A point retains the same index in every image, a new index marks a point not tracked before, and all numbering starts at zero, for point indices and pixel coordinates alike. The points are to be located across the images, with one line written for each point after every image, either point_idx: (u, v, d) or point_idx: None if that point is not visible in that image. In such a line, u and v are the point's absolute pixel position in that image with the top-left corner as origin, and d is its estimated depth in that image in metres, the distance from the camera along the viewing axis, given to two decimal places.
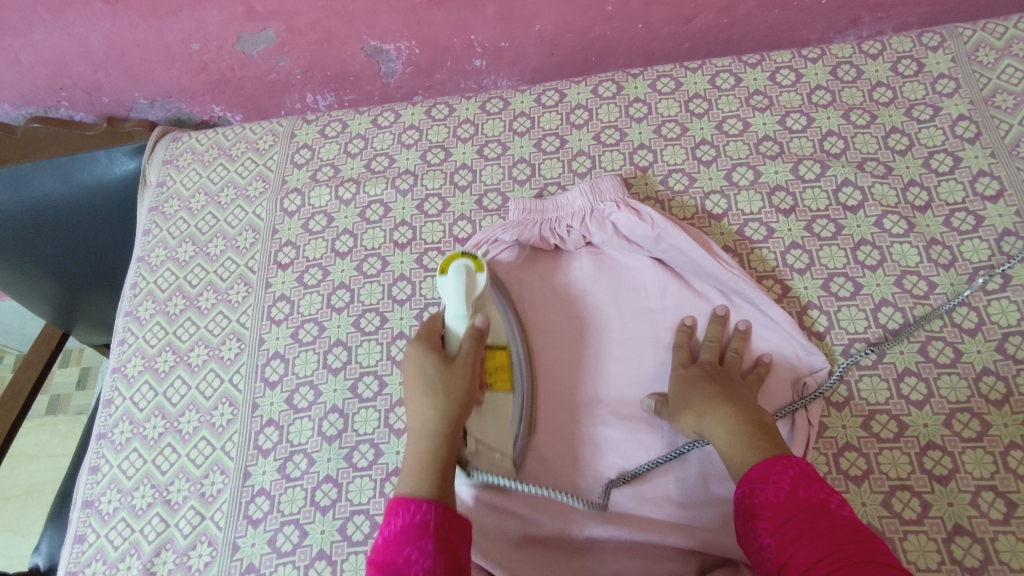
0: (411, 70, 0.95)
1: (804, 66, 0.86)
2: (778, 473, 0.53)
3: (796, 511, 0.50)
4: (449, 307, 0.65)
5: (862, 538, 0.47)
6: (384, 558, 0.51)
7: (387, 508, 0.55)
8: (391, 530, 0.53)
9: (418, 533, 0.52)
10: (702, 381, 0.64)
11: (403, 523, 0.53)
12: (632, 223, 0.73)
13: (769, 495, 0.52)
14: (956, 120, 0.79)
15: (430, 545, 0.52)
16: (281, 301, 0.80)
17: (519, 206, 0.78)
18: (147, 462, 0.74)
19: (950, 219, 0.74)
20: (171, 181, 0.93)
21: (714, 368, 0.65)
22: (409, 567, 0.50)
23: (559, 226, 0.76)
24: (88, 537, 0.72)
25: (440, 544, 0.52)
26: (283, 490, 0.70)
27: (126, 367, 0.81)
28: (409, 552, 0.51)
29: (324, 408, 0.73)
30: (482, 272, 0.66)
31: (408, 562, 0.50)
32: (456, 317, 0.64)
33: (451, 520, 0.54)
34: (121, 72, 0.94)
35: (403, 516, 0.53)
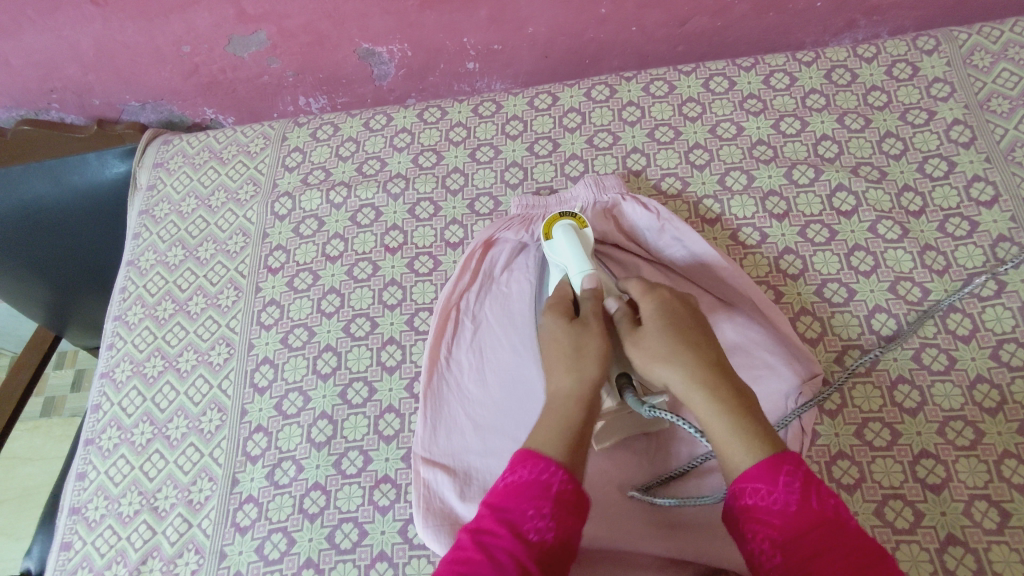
0: (403, 73, 0.95)
1: (798, 70, 0.85)
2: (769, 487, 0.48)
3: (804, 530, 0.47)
4: (571, 264, 0.65)
5: (875, 562, 0.45)
6: (504, 503, 0.51)
7: (514, 454, 0.54)
8: (516, 478, 0.52)
9: (542, 491, 0.50)
10: (660, 348, 0.55)
11: (529, 476, 0.51)
12: (638, 213, 0.74)
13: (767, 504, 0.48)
14: (951, 124, 0.78)
15: (547, 508, 0.50)
16: (270, 306, 0.80)
17: (521, 203, 0.78)
18: (134, 468, 0.74)
19: (944, 225, 0.73)
20: (162, 184, 0.92)
21: (667, 325, 0.57)
22: (524, 522, 0.49)
23: None
24: (74, 544, 0.71)
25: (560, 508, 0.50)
26: (272, 497, 0.69)
27: (114, 373, 0.81)
28: (528, 506, 0.50)
29: (313, 414, 0.73)
30: (586, 228, 0.69)
31: (526, 517, 0.49)
32: (581, 269, 0.64)
33: (580, 493, 0.51)
34: (112, 74, 0.94)
35: (529, 470, 0.52)
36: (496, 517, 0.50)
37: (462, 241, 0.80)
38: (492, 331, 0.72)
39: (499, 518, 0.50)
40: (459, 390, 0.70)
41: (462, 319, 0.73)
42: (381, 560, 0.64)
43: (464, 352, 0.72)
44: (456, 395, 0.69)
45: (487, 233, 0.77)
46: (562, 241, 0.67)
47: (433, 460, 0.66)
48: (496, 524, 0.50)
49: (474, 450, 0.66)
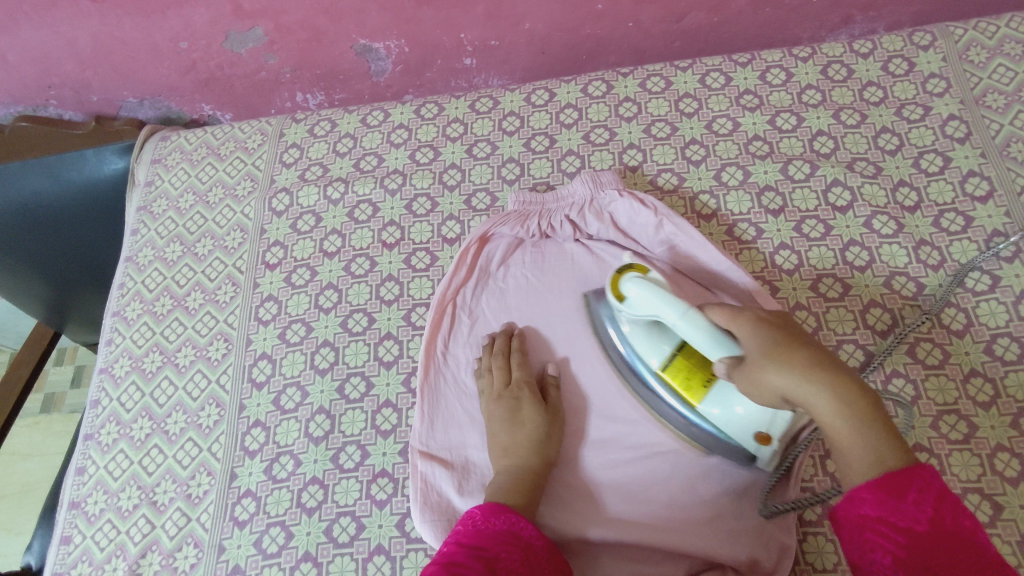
0: (400, 69, 0.95)
1: (794, 65, 0.85)
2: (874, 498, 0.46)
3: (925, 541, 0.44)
4: (666, 313, 0.57)
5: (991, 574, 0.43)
6: (473, 543, 0.52)
7: (482, 507, 0.56)
8: (489, 527, 0.54)
9: (511, 540, 0.53)
10: (761, 362, 0.50)
11: (501, 526, 0.54)
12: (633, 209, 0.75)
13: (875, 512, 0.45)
14: (947, 120, 0.78)
15: (516, 552, 0.52)
16: (268, 302, 0.80)
17: (518, 198, 0.79)
18: (133, 463, 0.74)
19: (939, 220, 0.73)
20: (159, 180, 0.92)
21: (767, 334, 0.50)
22: (499, 559, 0.51)
23: (556, 215, 0.77)
24: (74, 538, 0.71)
25: (526, 557, 0.52)
26: (270, 492, 0.70)
27: (113, 368, 0.81)
28: (500, 548, 0.52)
29: (311, 409, 0.73)
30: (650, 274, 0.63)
31: (497, 556, 0.51)
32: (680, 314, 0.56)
33: (547, 548, 0.54)
34: (110, 71, 0.94)
35: (501, 521, 0.54)
36: (468, 551, 0.51)
37: (459, 237, 0.81)
38: (490, 326, 0.73)
39: (472, 553, 0.51)
40: (457, 385, 0.70)
41: (459, 314, 0.74)
42: (378, 554, 0.65)
43: (461, 347, 0.72)
44: (454, 389, 0.70)
45: (484, 228, 0.77)
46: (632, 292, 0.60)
47: (431, 453, 0.67)
48: (468, 557, 0.50)
49: (473, 444, 0.67)
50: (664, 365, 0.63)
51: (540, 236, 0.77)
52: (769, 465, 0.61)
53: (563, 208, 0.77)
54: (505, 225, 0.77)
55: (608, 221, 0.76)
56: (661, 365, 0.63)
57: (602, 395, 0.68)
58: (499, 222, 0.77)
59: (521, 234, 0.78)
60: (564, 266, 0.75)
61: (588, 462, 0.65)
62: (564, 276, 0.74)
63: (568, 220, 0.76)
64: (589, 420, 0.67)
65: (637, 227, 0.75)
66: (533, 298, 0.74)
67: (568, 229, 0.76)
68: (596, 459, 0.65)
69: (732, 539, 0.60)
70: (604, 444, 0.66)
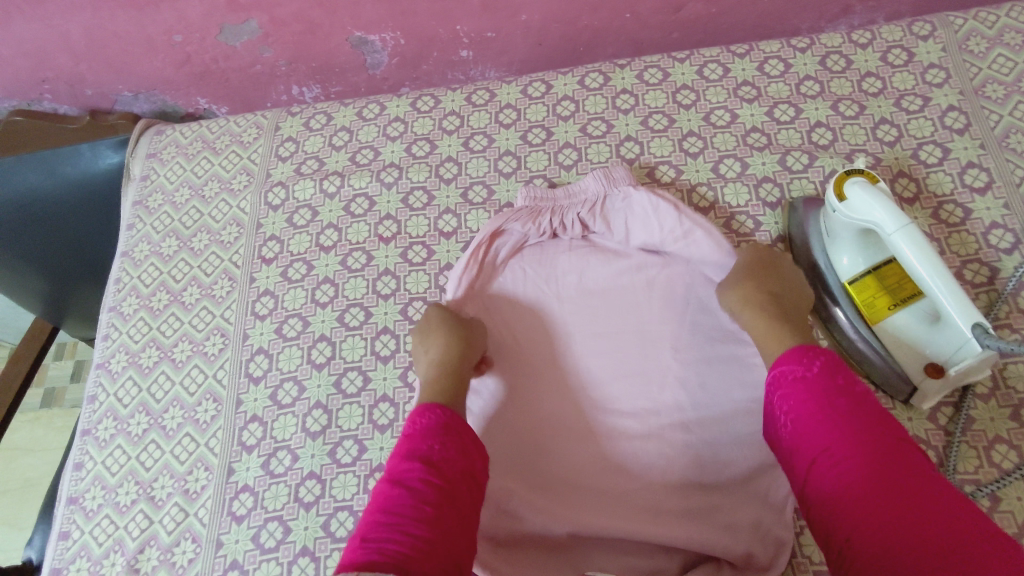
0: (396, 61, 0.94)
1: (793, 56, 0.85)
2: (812, 357, 0.55)
3: (801, 463, 0.52)
4: (896, 219, 0.59)
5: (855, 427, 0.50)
6: (407, 448, 0.56)
7: (412, 412, 0.60)
8: (415, 427, 0.58)
9: (439, 430, 0.57)
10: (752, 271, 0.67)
11: (427, 423, 0.58)
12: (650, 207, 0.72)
13: (800, 388, 0.54)
14: (946, 111, 0.78)
15: (449, 441, 0.56)
16: (265, 296, 0.80)
17: (529, 193, 0.75)
18: (131, 458, 0.74)
19: (938, 211, 0.73)
20: (155, 174, 0.92)
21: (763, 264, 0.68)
22: (432, 452, 0.55)
23: (569, 214, 0.74)
24: (72, 533, 0.71)
25: (454, 440, 0.57)
26: (267, 486, 0.70)
27: (110, 363, 0.81)
28: (429, 442, 0.56)
29: (308, 404, 0.73)
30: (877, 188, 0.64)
31: (431, 450, 0.55)
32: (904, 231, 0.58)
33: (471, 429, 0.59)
34: (104, 64, 0.93)
35: (427, 418, 0.58)
36: (404, 457, 0.55)
37: (456, 231, 0.80)
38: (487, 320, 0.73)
39: (409, 458, 0.55)
40: None
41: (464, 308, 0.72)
42: None
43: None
44: None
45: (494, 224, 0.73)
46: (865, 195, 0.61)
47: None
48: (406, 462, 0.54)
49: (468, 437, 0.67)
50: (852, 280, 0.65)
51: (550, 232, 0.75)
52: (926, 402, 0.63)
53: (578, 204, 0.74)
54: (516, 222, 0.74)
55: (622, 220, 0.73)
56: (849, 278, 0.66)
57: (603, 387, 0.68)
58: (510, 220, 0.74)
59: (529, 233, 0.75)
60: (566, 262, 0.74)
61: (585, 453, 0.65)
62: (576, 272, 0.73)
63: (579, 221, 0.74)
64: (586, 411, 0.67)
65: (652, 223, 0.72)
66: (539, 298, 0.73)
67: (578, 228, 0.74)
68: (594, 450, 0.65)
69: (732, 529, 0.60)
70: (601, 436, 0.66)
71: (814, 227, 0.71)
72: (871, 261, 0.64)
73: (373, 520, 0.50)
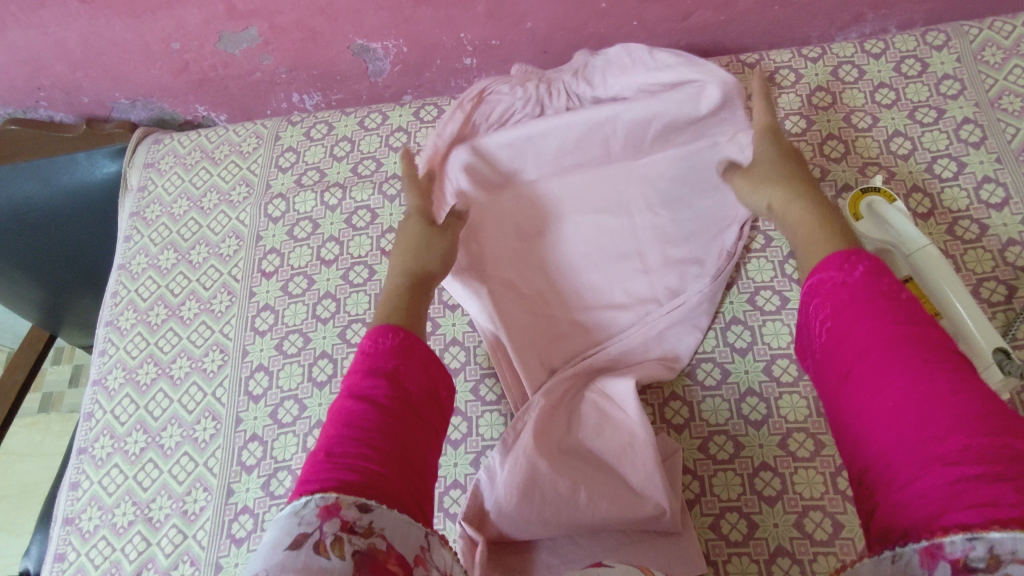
0: (399, 69, 0.92)
1: (804, 66, 0.83)
2: (855, 261, 0.51)
3: (833, 378, 0.49)
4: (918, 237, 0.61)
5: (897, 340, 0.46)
6: (368, 364, 0.53)
7: (371, 333, 0.56)
8: (375, 345, 0.55)
9: (405, 353, 0.55)
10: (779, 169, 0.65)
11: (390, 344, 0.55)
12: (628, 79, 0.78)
13: (840, 291, 0.50)
14: (961, 123, 0.76)
15: (412, 363, 0.55)
16: (265, 311, 0.78)
17: (521, 70, 0.82)
18: (128, 478, 0.72)
19: (953, 228, 0.71)
20: (152, 185, 0.90)
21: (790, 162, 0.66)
22: (397, 373, 0.53)
23: (555, 88, 0.80)
24: (68, 556, 0.70)
25: (417, 361, 0.55)
26: (268, 508, 0.68)
27: (107, 380, 0.79)
28: (395, 363, 0.54)
29: (309, 423, 0.71)
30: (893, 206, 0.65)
31: (397, 371, 0.53)
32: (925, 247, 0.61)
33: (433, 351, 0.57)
34: (101, 71, 0.91)
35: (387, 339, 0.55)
36: (366, 373, 0.53)
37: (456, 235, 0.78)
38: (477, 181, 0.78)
39: (374, 376, 0.52)
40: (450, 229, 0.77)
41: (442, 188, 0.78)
42: None
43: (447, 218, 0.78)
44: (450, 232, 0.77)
45: (484, 93, 0.80)
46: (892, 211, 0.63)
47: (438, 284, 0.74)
48: (368, 378, 0.52)
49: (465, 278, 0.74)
50: None
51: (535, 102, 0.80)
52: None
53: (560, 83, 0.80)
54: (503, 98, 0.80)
55: (602, 80, 0.80)
56: None
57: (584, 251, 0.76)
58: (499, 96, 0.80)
59: (516, 100, 0.80)
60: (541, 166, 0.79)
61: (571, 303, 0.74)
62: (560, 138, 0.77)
63: (565, 88, 0.80)
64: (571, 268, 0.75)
65: (628, 81, 0.79)
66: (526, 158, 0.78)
67: (561, 99, 0.80)
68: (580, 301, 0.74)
69: (694, 547, 0.60)
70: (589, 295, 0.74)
71: None
72: None
73: (334, 435, 0.49)
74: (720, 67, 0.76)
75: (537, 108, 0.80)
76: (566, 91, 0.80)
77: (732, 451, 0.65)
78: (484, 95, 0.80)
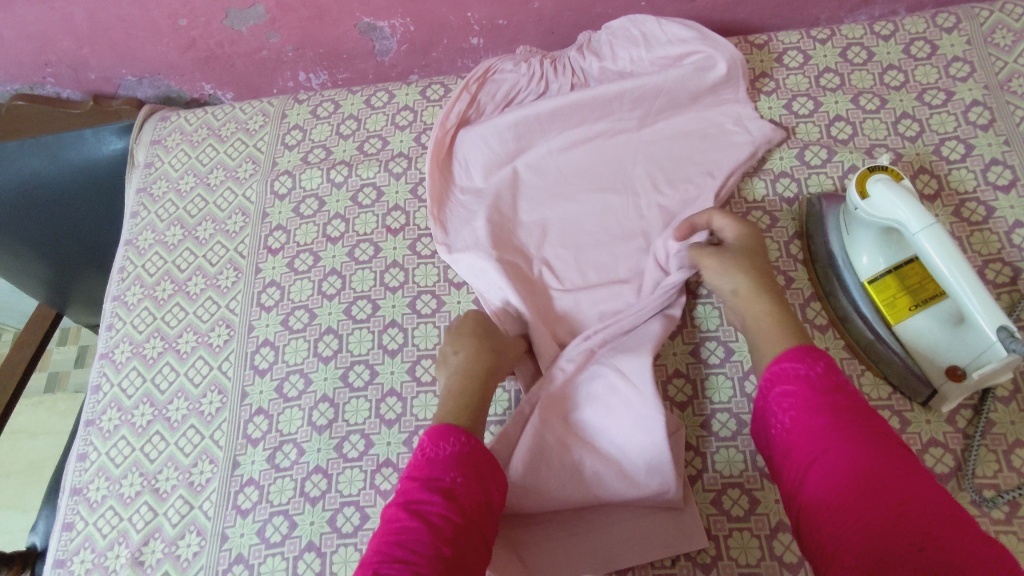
0: (406, 48, 0.92)
1: (812, 48, 0.83)
2: (815, 356, 0.56)
3: (797, 460, 0.52)
4: (918, 218, 0.57)
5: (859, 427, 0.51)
6: (426, 475, 0.55)
7: (434, 432, 0.59)
8: (435, 452, 0.57)
9: (460, 459, 0.56)
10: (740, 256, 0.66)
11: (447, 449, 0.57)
12: (632, 50, 0.80)
13: (798, 384, 0.54)
14: (970, 106, 0.76)
15: (466, 474, 0.55)
16: (271, 287, 0.79)
17: (527, 49, 0.84)
18: (134, 450, 0.73)
19: (960, 209, 0.71)
20: (159, 162, 0.90)
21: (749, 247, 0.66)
22: (450, 485, 0.54)
23: (560, 63, 0.82)
24: (76, 525, 0.71)
25: (472, 471, 0.56)
26: (273, 480, 0.69)
27: (114, 354, 0.80)
28: (452, 473, 0.55)
29: (314, 397, 0.72)
30: (902, 180, 0.62)
31: (451, 482, 0.55)
32: (925, 230, 0.57)
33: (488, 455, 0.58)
34: (107, 48, 0.91)
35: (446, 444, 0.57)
36: (422, 485, 0.54)
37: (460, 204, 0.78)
38: (482, 151, 0.79)
39: (429, 487, 0.54)
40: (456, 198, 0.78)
41: (450, 164, 0.80)
42: None
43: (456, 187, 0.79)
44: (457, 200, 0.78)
45: (489, 68, 0.82)
46: (886, 195, 0.59)
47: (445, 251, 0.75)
48: (424, 490, 0.54)
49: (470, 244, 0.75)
50: (872, 279, 0.64)
51: (539, 75, 0.81)
52: (946, 404, 0.62)
53: (565, 57, 0.82)
54: (508, 77, 0.82)
55: (606, 52, 0.81)
56: (869, 278, 0.64)
57: (585, 218, 0.75)
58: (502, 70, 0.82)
59: (522, 76, 0.82)
60: (545, 143, 0.79)
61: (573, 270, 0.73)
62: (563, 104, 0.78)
63: (571, 62, 0.82)
64: (573, 235, 0.75)
65: (632, 53, 0.80)
66: (530, 128, 0.78)
67: (567, 72, 0.81)
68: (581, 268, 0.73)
69: (697, 522, 0.61)
70: (592, 266, 0.73)
71: (832, 224, 0.69)
72: (892, 260, 0.63)
73: (387, 550, 0.51)
74: (722, 40, 0.78)
75: (541, 84, 0.81)
76: (569, 63, 0.82)
77: (734, 429, 0.65)
78: (489, 68, 0.82)
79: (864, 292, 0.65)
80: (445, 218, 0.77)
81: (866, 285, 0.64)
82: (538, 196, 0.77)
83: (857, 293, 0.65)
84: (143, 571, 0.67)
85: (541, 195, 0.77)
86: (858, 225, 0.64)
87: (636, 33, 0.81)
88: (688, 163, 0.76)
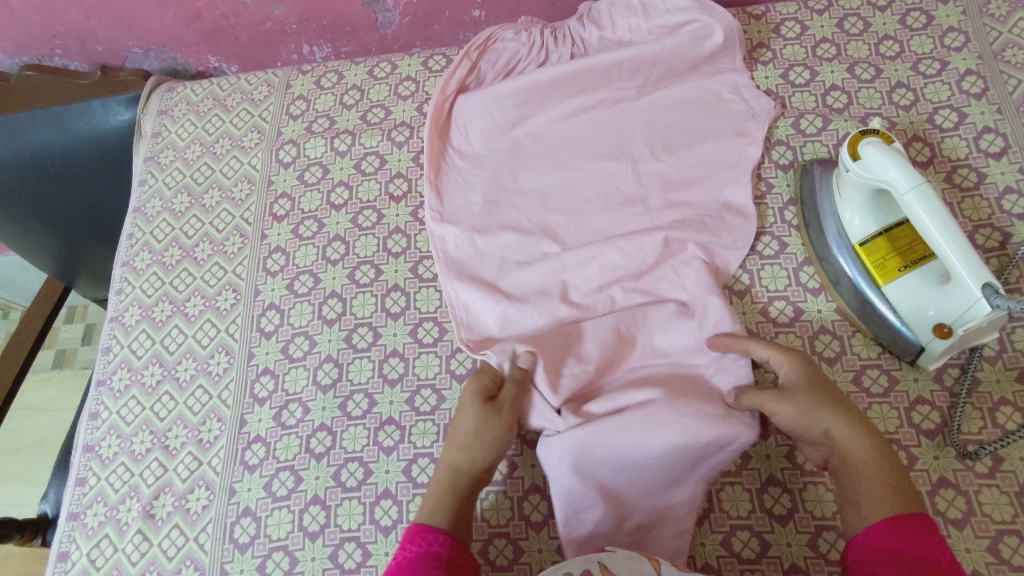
0: (408, 20, 0.93)
1: (809, 19, 0.84)
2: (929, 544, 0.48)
3: None
4: (907, 176, 0.59)
5: None
6: None
7: (409, 531, 0.56)
8: (406, 555, 0.55)
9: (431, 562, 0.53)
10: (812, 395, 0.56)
11: (418, 551, 0.54)
12: (633, 20, 0.81)
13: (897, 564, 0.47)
14: (964, 75, 0.77)
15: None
16: (276, 253, 0.81)
17: (529, 18, 0.85)
18: (145, 409, 0.75)
19: (951, 176, 0.72)
20: (166, 132, 0.92)
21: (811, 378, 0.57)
22: None
23: (560, 32, 0.83)
24: (89, 480, 0.73)
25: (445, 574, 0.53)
26: (279, 437, 0.71)
27: (124, 317, 0.82)
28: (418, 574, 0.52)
29: (319, 357, 0.74)
30: (893, 143, 0.63)
31: None
32: (914, 188, 0.58)
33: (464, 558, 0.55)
34: (114, 19, 0.93)
35: (418, 545, 0.55)
36: None
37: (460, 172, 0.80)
38: (482, 120, 0.81)
39: None
40: (455, 166, 0.80)
41: (449, 130, 0.82)
42: (385, 498, 0.66)
43: (456, 154, 0.81)
44: (455, 168, 0.80)
45: (490, 36, 0.83)
46: (877, 157, 0.61)
47: (443, 219, 0.77)
48: None
49: (469, 211, 0.77)
50: (863, 241, 0.65)
51: (539, 45, 0.83)
52: (931, 363, 0.63)
53: (566, 27, 0.83)
54: (510, 47, 0.83)
55: (607, 23, 0.82)
56: (860, 240, 0.66)
57: (584, 184, 0.77)
58: (503, 40, 0.84)
59: (523, 45, 0.83)
60: (546, 112, 0.80)
61: (571, 235, 0.74)
62: (563, 73, 0.78)
63: (572, 32, 0.83)
64: (572, 201, 0.76)
65: (632, 23, 0.82)
66: (528, 97, 0.79)
67: (567, 42, 0.83)
68: (577, 233, 0.74)
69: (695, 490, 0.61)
70: (587, 232, 0.74)
71: (825, 189, 0.71)
72: (882, 223, 0.65)
73: None
74: (721, 9, 0.79)
75: (541, 54, 0.83)
76: (570, 34, 0.83)
77: None
78: (490, 36, 0.83)
79: (853, 254, 0.66)
80: (442, 183, 0.79)
81: (857, 248, 0.66)
82: (536, 164, 0.79)
83: (848, 255, 0.67)
84: (155, 523, 0.69)
85: (539, 163, 0.79)
86: (850, 188, 0.66)
87: (636, 3, 0.82)
88: (686, 133, 0.77)
